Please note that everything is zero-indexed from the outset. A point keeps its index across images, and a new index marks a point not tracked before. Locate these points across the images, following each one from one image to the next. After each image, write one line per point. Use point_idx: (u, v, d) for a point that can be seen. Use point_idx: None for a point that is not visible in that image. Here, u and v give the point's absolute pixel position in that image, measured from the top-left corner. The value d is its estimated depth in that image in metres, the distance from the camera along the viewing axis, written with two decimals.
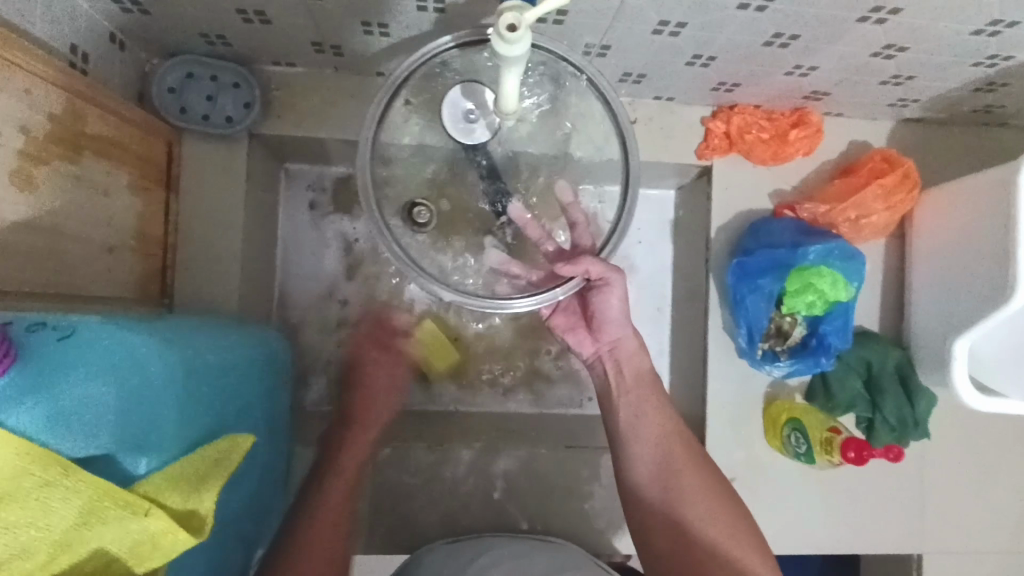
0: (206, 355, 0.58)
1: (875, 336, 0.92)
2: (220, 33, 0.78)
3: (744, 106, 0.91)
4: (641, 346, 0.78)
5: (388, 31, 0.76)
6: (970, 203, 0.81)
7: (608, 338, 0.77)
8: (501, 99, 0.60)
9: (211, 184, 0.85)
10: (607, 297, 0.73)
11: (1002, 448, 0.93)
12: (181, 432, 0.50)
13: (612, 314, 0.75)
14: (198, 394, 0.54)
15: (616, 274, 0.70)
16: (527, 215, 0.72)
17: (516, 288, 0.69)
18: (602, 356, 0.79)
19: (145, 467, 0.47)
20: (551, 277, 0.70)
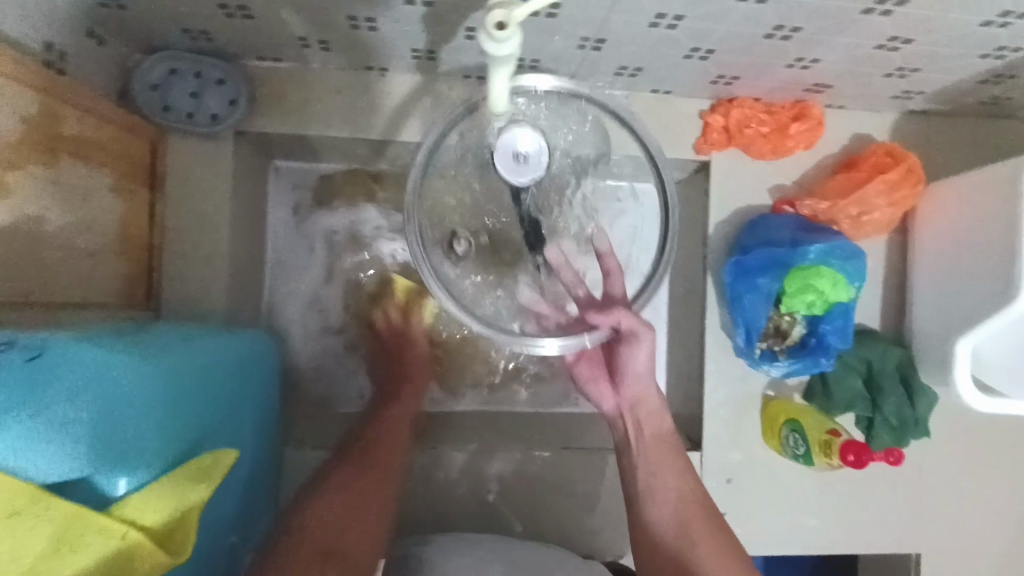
0: (188, 363, 0.56)
1: (875, 334, 0.90)
2: (203, 29, 0.75)
3: (744, 99, 0.88)
4: (662, 405, 0.78)
5: (376, 25, 0.74)
6: (975, 200, 0.79)
7: (628, 393, 0.78)
8: (490, 100, 0.57)
9: (197, 182, 0.83)
10: (634, 353, 0.75)
11: (1004, 445, 0.91)
12: (163, 446, 0.50)
13: (636, 370, 0.76)
14: (180, 407, 0.53)
15: (644, 331, 0.71)
16: (563, 261, 0.73)
17: (542, 328, 0.73)
18: (623, 410, 0.80)
19: (126, 486, 0.47)
20: (579, 323, 0.73)
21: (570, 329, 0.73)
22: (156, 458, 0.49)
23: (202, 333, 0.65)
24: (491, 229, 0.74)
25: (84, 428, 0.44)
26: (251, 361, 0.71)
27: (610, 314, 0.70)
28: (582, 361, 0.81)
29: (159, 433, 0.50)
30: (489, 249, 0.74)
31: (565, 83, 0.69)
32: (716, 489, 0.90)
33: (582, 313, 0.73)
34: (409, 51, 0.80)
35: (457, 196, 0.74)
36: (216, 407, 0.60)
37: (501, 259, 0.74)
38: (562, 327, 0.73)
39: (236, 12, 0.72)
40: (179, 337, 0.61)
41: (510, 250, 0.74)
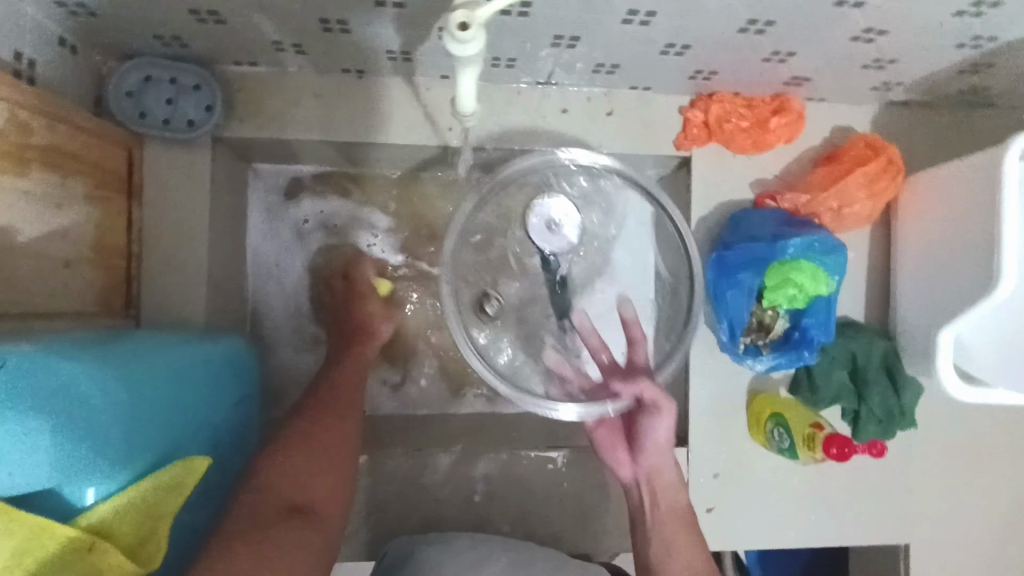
0: (159, 372, 0.56)
1: (860, 326, 0.90)
2: (176, 35, 0.75)
3: (723, 94, 0.88)
4: (680, 481, 0.80)
5: (349, 28, 0.73)
6: (955, 190, 0.79)
7: (646, 463, 0.81)
8: (457, 100, 0.57)
9: (174, 189, 0.82)
10: (655, 424, 0.79)
11: (991, 434, 0.91)
12: (132, 457, 0.50)
13: (656, 441, 0.80)
14: (151, 415, 0.53)
15: (666, 402, 0.78)
16: (587, 328, 0.87)
17: (564, 391, 0.85)
18: (640, 480, 0.81)
19: (93, 497, 0.47)
20: (602, 389, 0.84)
21: (592, 395, 0.84)
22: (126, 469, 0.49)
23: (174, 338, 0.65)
24: (523, 297, 0.89)
25: (49, 439, 0.45)
26: (228, 365, 0.71)
27: (634, 384, 0.80)
28: (602, 426, 0.84)
29: (127, 442, 0.50)
30: (523, 314, 0.89)
31: (602, 162, 0.84)
32: (703, 484, 0.90)
33: (605, 380, 0.84)
34: (385, 53, 0.79)
35: (496, 266, 0.89)
36: (190, 413, 0.60)
37: (526, 321, 0.88)
38: (584, 392, 0.85)
39: (207, 17, 0.71)
40: (150, 343, 0.61)
41: (542, 318, 0.89)
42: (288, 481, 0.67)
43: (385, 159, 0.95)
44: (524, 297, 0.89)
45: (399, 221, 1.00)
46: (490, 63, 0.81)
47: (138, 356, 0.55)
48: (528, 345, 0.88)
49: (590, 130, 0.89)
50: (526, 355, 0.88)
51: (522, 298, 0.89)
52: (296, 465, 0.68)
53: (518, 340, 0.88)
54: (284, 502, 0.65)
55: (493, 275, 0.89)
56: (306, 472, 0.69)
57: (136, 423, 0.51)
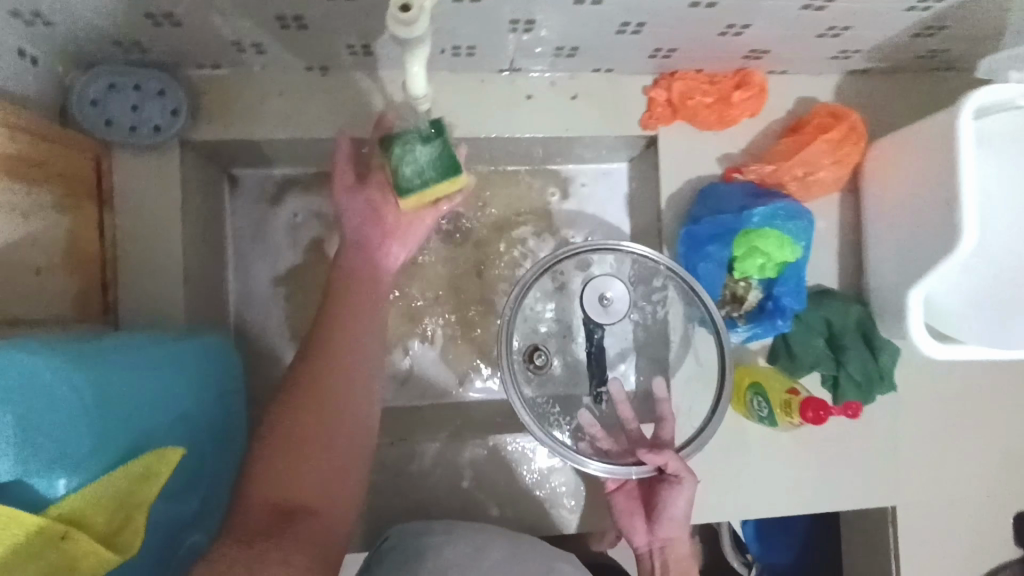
0: (126, 371, 0.58)
1: (834, 293, 0.91)
2: (136, 40, 0.76)
3: (685, 72, 0.89)
4: (693, 552, 0.81)
5: (306, 23, 0.74)
6: (915, 152, 0.80)
7: (663, 535, 0.81)
8: (409, 82, 0.58)
9: (145, 195, 0.83)
10: (675, 496, 0.78)
11: (969, 392, 0.92)
12: (101, 450, 0.53)
13: (674, 514, 0.79)
14: (118, 413, 0.56)
15: (688, 480, 0.77)
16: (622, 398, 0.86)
17: (597, 450, 0.81)
18: (653, 548, 0.81)
19: (68, 486, 0.50)
20: (624, 454, 0.81)
21: (617, 454, 0.81)
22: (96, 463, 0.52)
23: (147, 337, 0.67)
24: (566, 358, 0.90)
25: (14, 438, 0.47)
26: (208, 362, 0.73)
27: (660, 454, 0.76)
28: (620, 491, 0.83)
29: (93, 439, 0.52)
30: (559, 374, 0.88)
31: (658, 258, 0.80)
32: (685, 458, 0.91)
33: (633, 448, 0.81)
34: (345, 47, 0.80)
35: (537, 320, 0.90)
36: (168, 408, 0.62)
37: (562, 382, 0.88)
38: (609, 453, 0.81)
39: (164, 21, 0.72)
40: (121, 341, 0.63)
41: (577, 381, 0.89)
42: (290, 477, 0.63)
43: None
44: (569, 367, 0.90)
45: None
46: (452, 51, 0.82)
47: (105, 354, 0.57)
48: (567, 407, 0.86)
49: (556, 114, 0.90)
50: (561, 412, 0.85)
51: (558, 360, 0.90)
52: (285, 456, 0.64)
53: (552, 391, 0.87)
54: (281, 506, 0.62)
55: (528, 330, 0.90)
56: (300, 466, 0.64)
57: (102, 417, 0.54)
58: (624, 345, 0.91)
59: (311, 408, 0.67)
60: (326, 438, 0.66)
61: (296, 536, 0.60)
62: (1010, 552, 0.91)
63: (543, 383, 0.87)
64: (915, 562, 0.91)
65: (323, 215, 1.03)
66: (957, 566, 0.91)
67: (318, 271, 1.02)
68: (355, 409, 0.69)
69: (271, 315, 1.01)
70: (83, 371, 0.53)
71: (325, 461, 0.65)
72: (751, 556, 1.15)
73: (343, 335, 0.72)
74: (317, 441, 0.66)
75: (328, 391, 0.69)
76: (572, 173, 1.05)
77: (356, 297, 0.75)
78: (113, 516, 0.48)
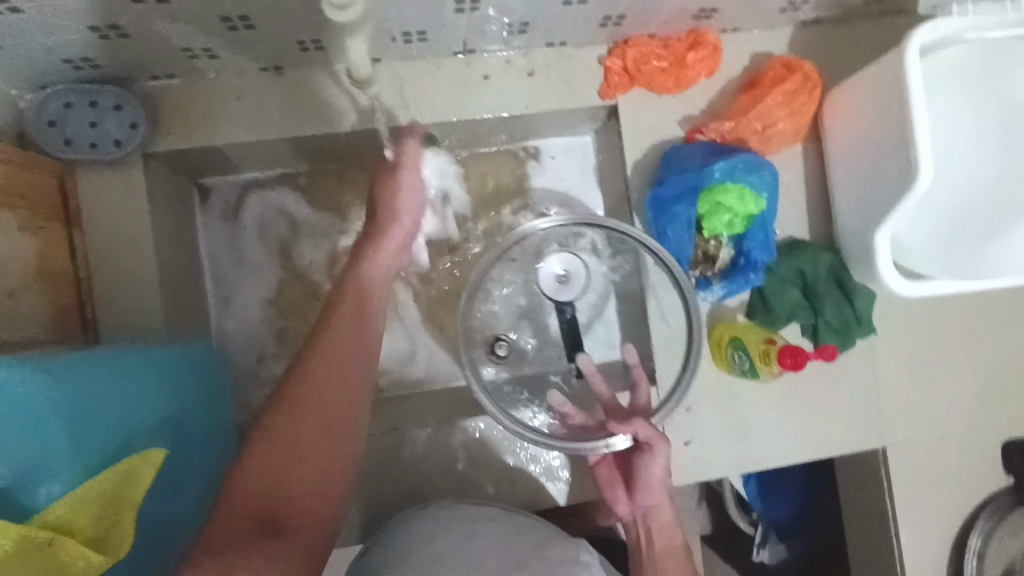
0: (96, 382, 0.61)
1: (804, 243, 0.92)
2: (85, 56, 0.76)
3: (638, 38, 0.89)
4: (676, 521, 0.81)
5: (253, 23, 0.74)
6: (869, 96, 0.81)
7: (643, 501, 0.80)
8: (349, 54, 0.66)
9: (113, 212, 0.83)
10: (650, 465, 0.78)
11: (945, 328, 0.94)
12: (77, 459, 0.56)
13: (651, 482, 0.79)
14: (97, 422, 0.60)
15: (659, 443, 0.77)
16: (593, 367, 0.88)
17: (568, 428, 0.84)
18: (636, 516, 0.81)
19: (49, 494, 0.54)
20: (600, 426, 0.82)
21: (593, 428, 0.82)
22: (74, 468, 0.56)
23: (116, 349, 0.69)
24: (539, 337, 0.96)
25: None
26: (177, 373, 0.75)
27: (629, 424, 0.76)
28: (603, 463, 0.84)
29: (72, 448, 0.56)
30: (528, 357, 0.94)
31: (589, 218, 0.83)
32: (676, 419, 0.92)
33: (605, 421, 0.82)
34: (296, 43, 0.80)
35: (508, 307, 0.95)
36: (142, 417, 0.65)
37: (533, 362, 0.94)
38: (585, 427, 0.83)
39: (110, 33, 0.72)
40: (95, 352, 0.65)
41: (549, 360, 0.95)
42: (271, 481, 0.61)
43: (322, 151, 0.96)
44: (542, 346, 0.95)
45: (350, 216, 1.03)
46: (402, 39, 0.82)
47: (77, 368, 0.60)
48: (535, 390, 0.92)
49: (513, 92, 0.91)
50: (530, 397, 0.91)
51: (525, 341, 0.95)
52: (271, 460, 0.62)
53: (520, 372, 0.93)
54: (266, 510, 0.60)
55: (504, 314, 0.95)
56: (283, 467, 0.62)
57: (75, 427, 0.57)
58: (590, 317, 0.98)
59: (305, 412, 0.65)
60: (316, 444, 0.65)
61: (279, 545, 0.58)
62: (999, 482, 0.92)
63: (515, 367, 0.93)
64: (908, 500, 0.91)
65: (296, 217, 1.03)
66: (949, 500, 0.92)
67: (296, 272, 1.03)
68: (347, 413, 0.68)
69: (253, 318, 1.02)
70: (55, 383, 0.56)
71: (314, 469, 0.64)
72: (754, 515, 1.16)
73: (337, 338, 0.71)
74: (309, 447, 0.64)
75: (320, 394, 0.67)
76: (545, 150, 1.06)
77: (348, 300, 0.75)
78: (102, 518, 0.49)
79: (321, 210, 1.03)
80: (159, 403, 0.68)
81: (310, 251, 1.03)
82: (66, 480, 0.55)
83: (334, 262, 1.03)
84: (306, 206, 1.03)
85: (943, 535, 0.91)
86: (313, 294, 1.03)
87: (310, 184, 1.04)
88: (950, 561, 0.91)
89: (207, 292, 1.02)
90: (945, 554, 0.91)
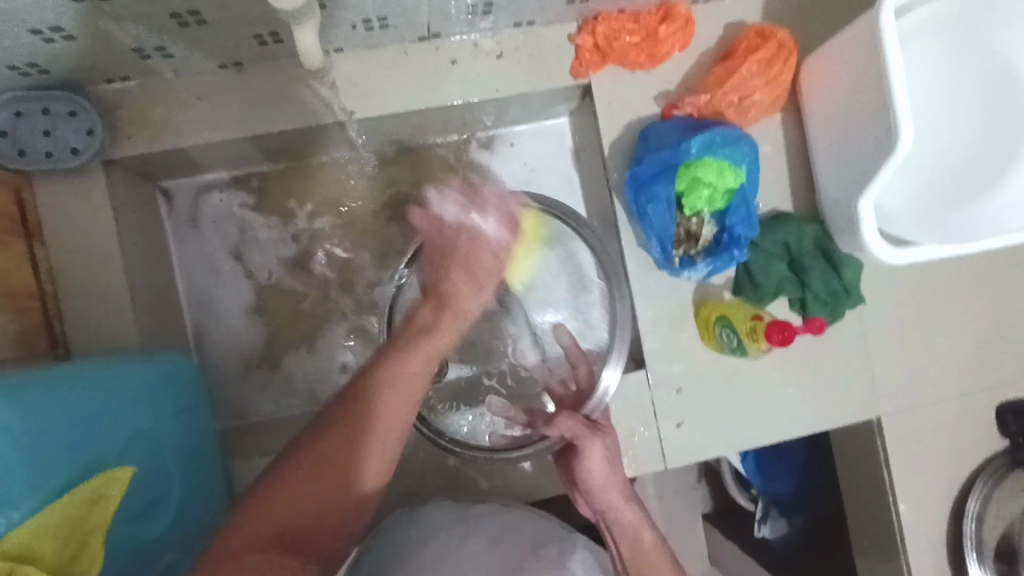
0: (62, 401, 0.60)
1: (787, 215, 0.90)
2: (31, 62, 0.72)
3: (608, 13, 0.87)
4: (640, 519, 0.74)
5: (204, 17, 0.71)
6: (845, 59, 0.79)
7: (598, 502, 0.76)
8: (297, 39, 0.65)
9: (76, 222, 0.81)
10: (588, 459, 0.76)
11: (935, 293, 0.93)
12: (41, 485, 0.55)
13: (596, 483, 0.76)
14: (61, 444, 0.58)
15: (585, 439, 0.76)
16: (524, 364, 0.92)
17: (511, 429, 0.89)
18: (599, 519, 0.76)
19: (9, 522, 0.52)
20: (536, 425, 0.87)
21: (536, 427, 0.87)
22: (38, 495, 0.54)
23: (83, 364, 0.67)
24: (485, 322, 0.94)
25: None
26: (150, 386, 0.73)
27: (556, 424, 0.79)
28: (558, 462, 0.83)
29: (32, 473, 0.54)
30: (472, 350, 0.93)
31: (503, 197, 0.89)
32: (665, 401, 0.90)
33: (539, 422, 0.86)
34: (253, 37, 0.77)
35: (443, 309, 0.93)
36: (112, 434, 0.64)
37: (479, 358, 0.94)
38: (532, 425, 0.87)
39: (53, 36, 0.68)
40: (62, 370, 0.63)
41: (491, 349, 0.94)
42: (282, 515, 0.60)
43: (292, 146, 0.93)
44: (477, 342, 0.93)
45: (325, 214, 1.01)
46: (363, 26, 0.79)
47: (39, 386, 0.58)
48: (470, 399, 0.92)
49: (483, 76, 0.88)
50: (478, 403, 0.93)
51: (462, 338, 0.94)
52: (301, 488, 0.61)
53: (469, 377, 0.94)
54: (272, 539, 0.58)
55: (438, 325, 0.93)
56: (298, 498, 0.61)
57: (38, 450, 0.55)
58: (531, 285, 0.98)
59: (328, 454, 0.63)
60: (340, 480, 0.63)
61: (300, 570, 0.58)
62: (995, 445, 0.92)
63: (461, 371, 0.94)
64: (905, 469, 0.90)
65: (269, 218, 1.01)
66: (945, 466, 0.91)
67: (272, 274, 1.01)
68: (375, 445, 0.65)
69: (231, 324, 1.00)
70: (19, 404, 0.55)
71: (326, 505, 0.62)
72: (754, 491, 1.15)
73: (390, 380, 0.67)
74: (343, 480, 0.63)
75: (366, 432, 0.64)
76: (501, 141, 1.03)
77: (405, 345, 0.70)
78: (68, 543, 0.50)
79: (294, 210, 1.01)
80: (128, 418, 0.67)
81: (288, 253, 1.01)
82: (29, 506, 0.53)
83: (311, 263, 1.01)
84: (279, 206, 1.01)
85: (941, 501, 0.90)
86: (292, 295, 1.01)
87: (281, 183, 1.01)
88: (950, 527, 0.90)
89: (182, 300, 0.99)
90: (944, 520, 0.90)
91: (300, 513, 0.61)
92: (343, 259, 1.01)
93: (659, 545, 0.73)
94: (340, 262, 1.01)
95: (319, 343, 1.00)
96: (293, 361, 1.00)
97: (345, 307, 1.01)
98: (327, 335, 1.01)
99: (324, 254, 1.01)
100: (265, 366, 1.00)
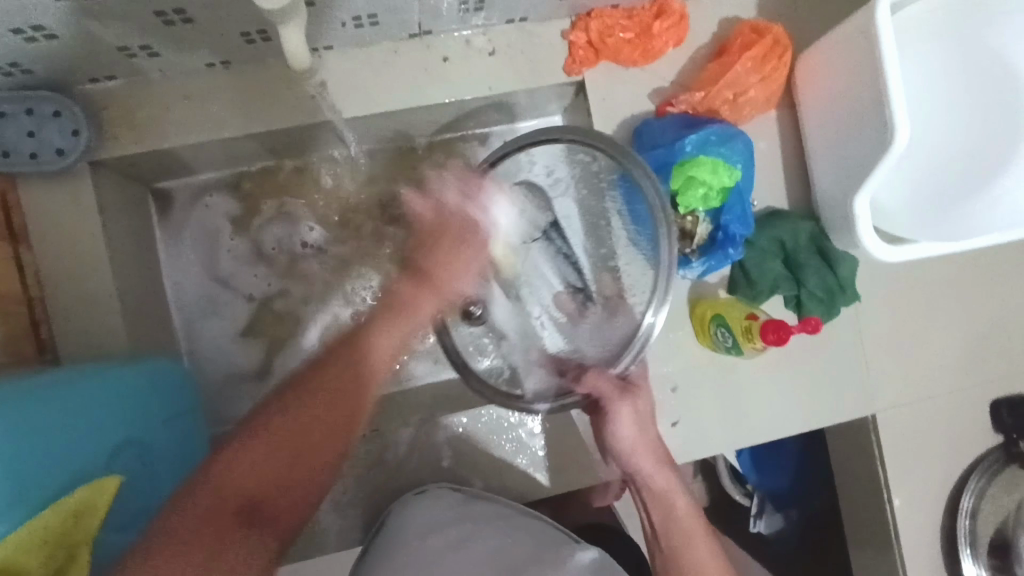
0: (54, 410, 0.60)
1: (784, 212, 0.90)
2: (14, 62, 0.71)
3: (601, 10, 0.86)
4: (670, 483, 0.78)
5: (190, 16, 0.70)
6: (841, 56, 0.78)
7: (624, 465, 0.80)
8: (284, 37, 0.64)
9: (63, 224, 0.79)
10: (617, 424, 0.78)
11: (930, 288, 0.93)
12: (27, 497, 0.55)
13: (626, 448, 0.78)
14: (41, 454, 0.57)
15: (614, 402, 0.78)
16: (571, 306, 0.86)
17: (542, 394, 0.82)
18: (626, 474, 0.80)
19: None
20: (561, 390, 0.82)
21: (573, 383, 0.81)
22: (27, 506, 0.54)
23: (71, 370, 0.66)
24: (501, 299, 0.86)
25: None
26: (142, 388, 0.72)
27: (584, 382, 0.79)
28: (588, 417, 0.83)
29: (16, 485, 0.54)
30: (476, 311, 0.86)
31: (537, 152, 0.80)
32: (661, 400, 0.90)
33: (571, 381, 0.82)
34: (240, 35, 0.76)
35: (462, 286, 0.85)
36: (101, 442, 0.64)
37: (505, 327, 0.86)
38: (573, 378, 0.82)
39: (36, 35, 0.67)
40: (50, 378, 0.63)
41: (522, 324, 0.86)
42: (252, 473, 0.59)
43: (287, 144, 0.92)
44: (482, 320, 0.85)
45: (316, 212, 1.00)
46: (353, 23, 0.78)
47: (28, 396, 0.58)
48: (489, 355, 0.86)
49: (475, 75, 0.87)
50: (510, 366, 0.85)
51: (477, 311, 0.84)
52: (271, 457, 0.60)
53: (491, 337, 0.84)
54: (237, 498, 0.57)
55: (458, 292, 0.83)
56: (265, 456, 0.60)
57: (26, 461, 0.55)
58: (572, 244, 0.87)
59: (313, 421, 0.62)
60: (310, 437, 0.62)
61: (256, 549, 0.57)
62: (989, 440, 0.91)
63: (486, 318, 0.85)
64: (899, 466, 0.90)
65: (261, 218, 1.00)
66: (940, 462, 0.91)
67: (266, 274, 1.00)
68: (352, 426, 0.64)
69: (224, 324, 1.00)
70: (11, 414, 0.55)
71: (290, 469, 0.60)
72: (749, 487, 1.16)
73: (357, 348, 0.68)
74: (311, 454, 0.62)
75: (341, 387, 0.65)
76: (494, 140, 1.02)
77: (378, 320, 0.70)
78: (53, 556, 0.50)
79: (285, 210, 1.00)
80: (116, 428, 0.66)
81: (277, 252, 1.00)
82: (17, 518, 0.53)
83: (303, 263, 1.00)
84: (269, 206, 1.00)
85: (936, 498, 0.90)
86: (287, 294, 1.01)
87: (272, 183, 1.00)
88: (945, 523, 0.90)
89: (173, 302, 0.99)
90: (939, 516, 0.90)
91: (263, 476, 0.59)
92: (336, 257, 1.01)
93: (690, 509, 0.77)
94: (332, 261, 1.01)
95: (316, 342, 1.00)
96: (286, 361, 1.00)
97: (339, 307, 1.00)
98: (323, 334, 1.00)
99: (317, 252, 1.01)
100: (259, 367, 1.00)
